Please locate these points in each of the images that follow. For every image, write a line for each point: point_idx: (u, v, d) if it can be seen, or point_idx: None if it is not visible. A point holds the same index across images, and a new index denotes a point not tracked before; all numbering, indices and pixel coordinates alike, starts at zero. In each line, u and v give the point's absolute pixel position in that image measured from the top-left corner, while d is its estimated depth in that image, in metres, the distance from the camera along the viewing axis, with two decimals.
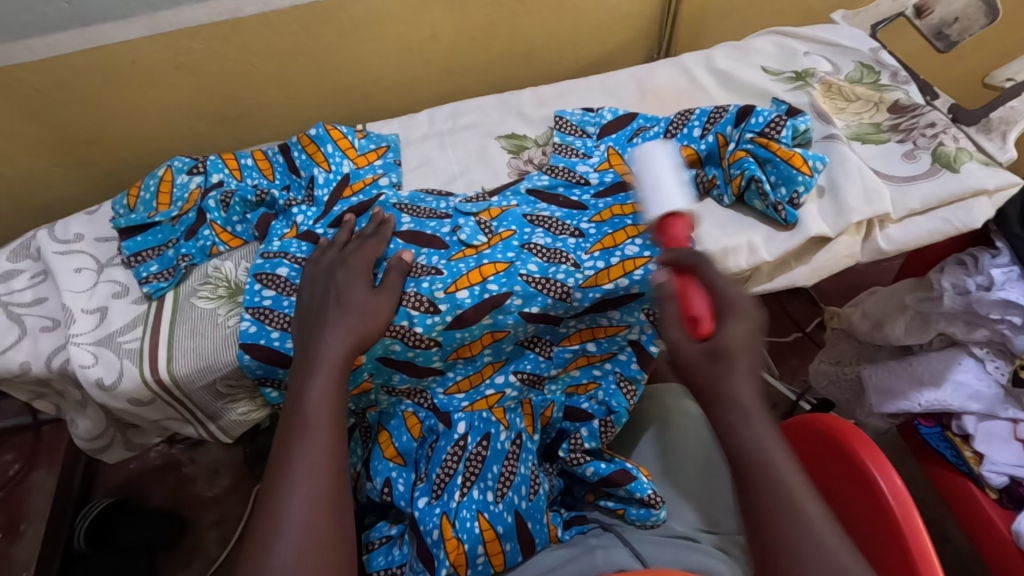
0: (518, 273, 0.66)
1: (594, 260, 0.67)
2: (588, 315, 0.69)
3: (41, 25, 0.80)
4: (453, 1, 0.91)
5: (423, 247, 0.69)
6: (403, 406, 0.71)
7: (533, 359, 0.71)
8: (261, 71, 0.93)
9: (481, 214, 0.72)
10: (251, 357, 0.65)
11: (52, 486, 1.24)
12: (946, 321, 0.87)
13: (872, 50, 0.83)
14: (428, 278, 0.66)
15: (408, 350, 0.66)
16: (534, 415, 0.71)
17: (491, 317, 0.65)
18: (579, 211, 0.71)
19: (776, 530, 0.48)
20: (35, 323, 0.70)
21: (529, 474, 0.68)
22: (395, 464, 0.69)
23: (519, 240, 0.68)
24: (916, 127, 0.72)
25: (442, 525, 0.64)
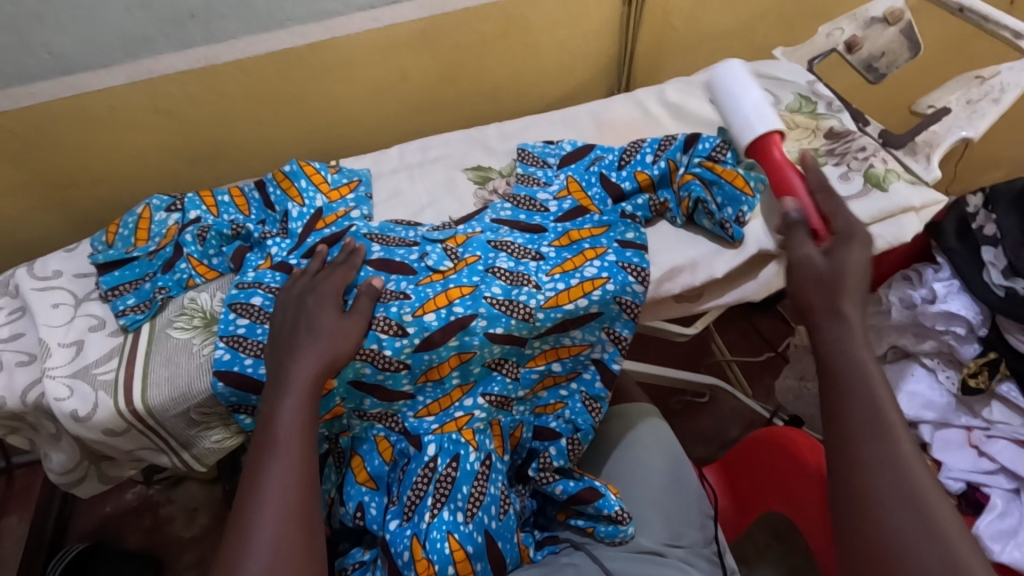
0: (482, 296, 0.69)
1: (554, 281, 0.70)
2: (552, 335, 0.71)
3: (23, 75, 0.84)
4: (421, 46, 0.98)
5: (392, 274, 0.72)
6: (374, 430, 0.72)
7: (500, 381, 0.73)
8: (238, 112, 0.97)
9: (447, 241, 0.75)
10: (224, 385, 0.67)
11: (23, 532, 1.22)
12: (897, 334, 0.91)
13: (809, 83, 0.89)
14: (396, 303, 0.69)
15: (377, 373, 0.68)
16: (502, 434, 0.73)
17: (458, 338, 0.68)
18: (540, 236, 0.75)
19: (864, 449, 0.57)
20: (11, 358, 0.72)
21: (499, 494, 0.69)
22: (368, 488, 0.70)
23: (484, 264, 0.72)
24: (849, 151, 0.78)
25: (412, 546, 0.65)
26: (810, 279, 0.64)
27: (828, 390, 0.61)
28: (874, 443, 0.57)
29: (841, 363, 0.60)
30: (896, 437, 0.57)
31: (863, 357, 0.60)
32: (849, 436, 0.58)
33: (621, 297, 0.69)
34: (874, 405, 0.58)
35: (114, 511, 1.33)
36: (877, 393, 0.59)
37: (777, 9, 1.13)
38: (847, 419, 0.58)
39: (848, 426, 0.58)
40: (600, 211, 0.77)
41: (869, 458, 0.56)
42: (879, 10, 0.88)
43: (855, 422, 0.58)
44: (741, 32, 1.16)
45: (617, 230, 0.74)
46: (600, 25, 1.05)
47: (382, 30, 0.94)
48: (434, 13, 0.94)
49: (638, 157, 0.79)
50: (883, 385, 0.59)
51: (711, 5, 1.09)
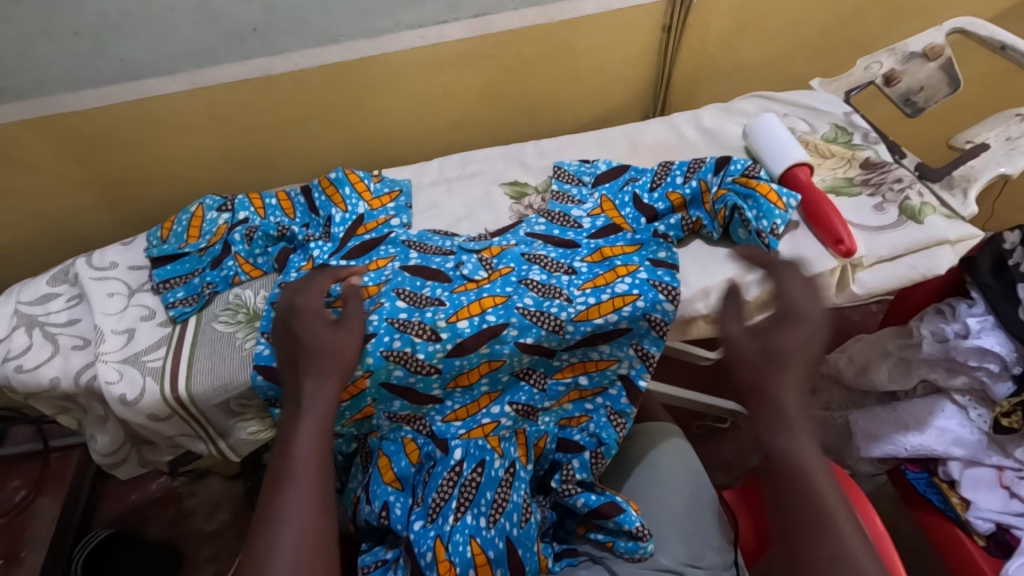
0: (515, 306, 0.71)
1: (585, 295, 0.71)
2: (579, 348, 0.73)
3: (95, 78, 0.90)
4: (465, 65, 1.01)
5: (427, 280, 0.75)
6: (402, 432, 0.74)
7: (527, 391, 0.74)
8: (287, 121, 1.02)
9: (483, 252, 0.78)
10: (262, 378, 0.69)
11: (54, 515, 1.29)
12: (927, 368, 0.90)
13: (845, 114, 0.90)
14: (432, 308, 0.71)
15: (409, 375, 0.70)
16: (527, 442, 0.74)
17: (489, 346, 0.70)
18: (573, 251, 0.77)
19: (819, 541, 0.52)
20: (68, 342, 0.76)
21: (521, 503, 0.70)
22: (393, 489, 0.71)
23: (517, 276, 0.74)
24: (884, 182, 0.79)
25: (435, 547, 0.67)
26: (741, 360, 0.58)
27: (771, 477, 0.55)
28: (830, 532, 0.52)
29: (784, 450, 0.54)
30: (842, 532, 0.52)
31: (804, 441, 0.55)
32: (795, 531, 0.53)
33: (652, 313, 0.70)
34: (817, 495, 0.53)
35: (139, 500, 1.37)
36: (819, 483, 0.53)
37: (816, 41, 1.15)
38: (791, 509, 0.53)
39: (795, 521, 0.53)
40: (633, 228, 0.79)
41: (818, 557, 0.51)
42: (919, 45, 0.89)
43: (804, 514, 0.52)
44: (778, 63, 1.17)
45: (650, 248, 0.76)
46: (639, 51, 1.08)
47: (429, 48, 0.98)
48: (479, 34, 0.98)
49: (667, 180, 0.81)
50: (822, 468, 0.54)
51: (749, 35, 1.11)
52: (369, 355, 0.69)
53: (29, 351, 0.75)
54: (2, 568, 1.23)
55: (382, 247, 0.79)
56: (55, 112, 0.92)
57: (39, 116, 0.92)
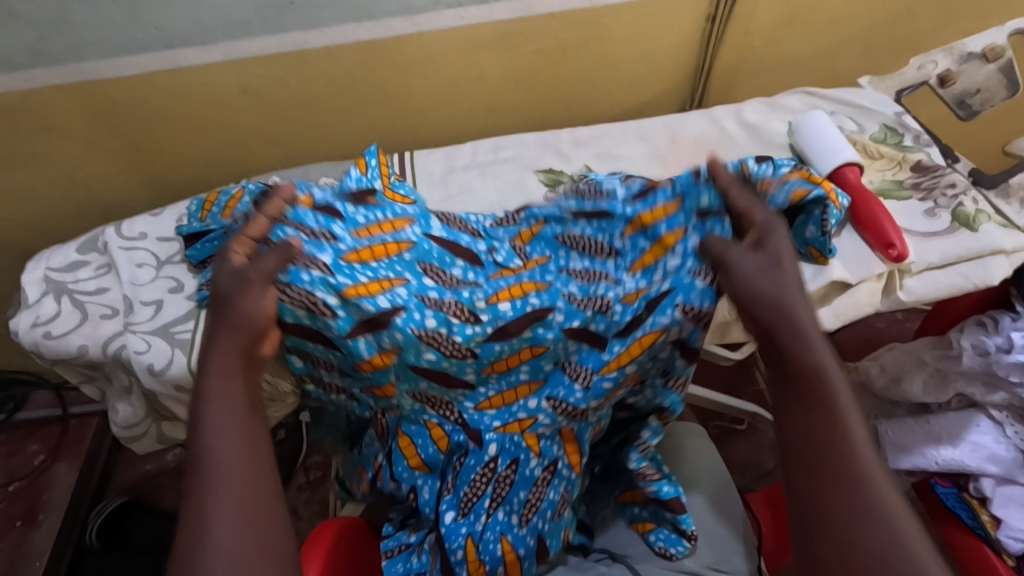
0: (559, 291, 0.69)
1: (636, 279, 0.66)
2: (627, 334, 0.64)
3: (129, 46, 0.89)
4: (502, 47, 0.99)
5: (459, 259, 0.72)
6: (426, 416, 0.70)
7: (567, 386, 0.68)
8: (319, 98, 1.01)
9: (514, 239, 0.75)
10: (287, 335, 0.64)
11: (71, 479, 1.31)
12: (965, 381, 0.87)
13: (896, 114, 0.86)
14: (468, 290, 0.69)
15: (442, 359, 0.66)
16: (577, 442, 0.71)
17: (531, 330, 0.67)
18: (609, 223, 0.69)
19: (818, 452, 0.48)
20: (97, 310, 0.76)
21: (556, 500, 0.70)
22: (420, 473, 0.71)
23: (555, 265, 0.72)
24: (937, 187, 0.76)
25: (466, 545, 0.67)
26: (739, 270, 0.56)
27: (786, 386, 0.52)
28: (836, 474, 0.47)
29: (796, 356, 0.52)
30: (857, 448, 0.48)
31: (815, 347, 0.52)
32: (807, 439, 0.49)
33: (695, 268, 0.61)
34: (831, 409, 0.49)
35: (154, 469, 1.39)
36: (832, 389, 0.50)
37: (864, 38, 1.10)
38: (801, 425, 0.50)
39: (802, 433, 0.50)
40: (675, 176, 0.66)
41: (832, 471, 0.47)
42: (978, 46, 0.85)
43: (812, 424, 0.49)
44: (824, 60, 1.13)
45: (691, 202, 0.64)
46: (681, 41, 1.05)
47: (466, 28, 0.95)
48: (519, 16, 0.95)
49: None
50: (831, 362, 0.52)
51: (796, 30, 1.07)
52: (398, 331, 0.64)
53: (58, 318, 0.75)
54: (21, 529, 1.25)
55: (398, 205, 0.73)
56: (87, 80, 0.92)
57: (73, 82, 0.92)
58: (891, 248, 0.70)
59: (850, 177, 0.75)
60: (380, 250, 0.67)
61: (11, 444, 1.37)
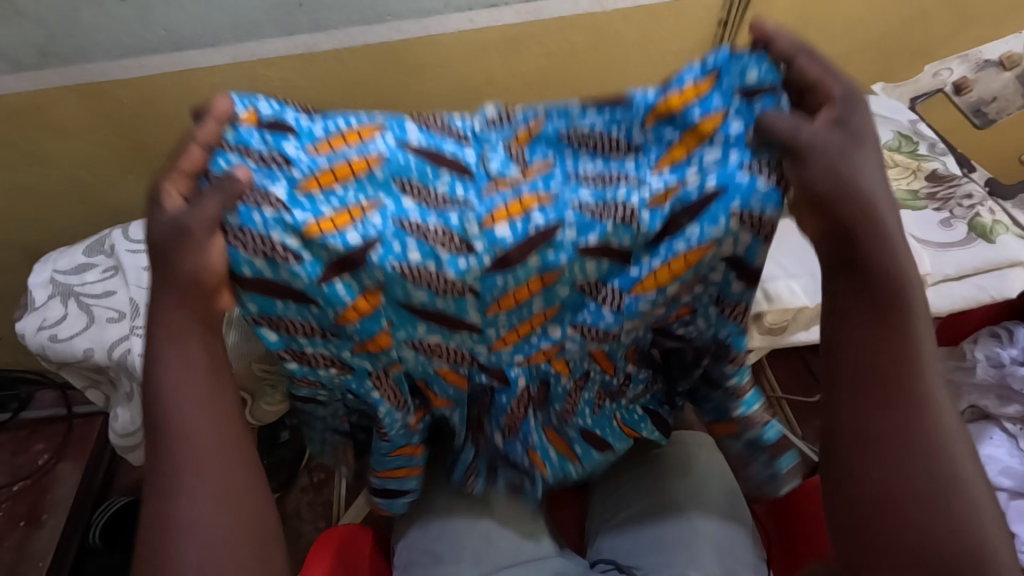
0: (568, 204, 0.57)
1: (662, 176, 0.57)
2: (662, 243, 0.56)
3: (139, 47, 0.88)
4: (511, 50, 0.98)
5: (442, 169, 0.58)
6: (434, 364, 0.66)
7: (595, 310, 0.61)
8: (327, 100, 1.00)
9: (511, 141, 0.61)
10: (247, 294, 0.58)
11: (76, 479, 1.31)
12: (979, 394, 0.87)
13: (911, 122, 0.85)
14: (457, 211, 0.57)
15: (436, 298, 0.59)
16: (609, 359, 0.68)
17: (540, 255, 0.57)
18: (624, 109, 0.58)
19: (876, 356, 0.50)
20: (103, 314, 0.75)
21: (592, 399, 0.71)
22: (449, 407, 0.72)
23: (562, 170, 0.60)
24: (952, 196, 0.75)
25: (527, 450, 0.74)
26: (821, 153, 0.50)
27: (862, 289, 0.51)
28: (897, 395, 0.48)
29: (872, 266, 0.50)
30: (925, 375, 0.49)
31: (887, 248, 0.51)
32: (867, 358, 0.50)
33: (746, 161, 0.53)
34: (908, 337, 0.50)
35: None
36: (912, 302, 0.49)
37: (878, 43, 1.09)
38: (877, 347, 0.50)
39: (861, 354, 0.50)
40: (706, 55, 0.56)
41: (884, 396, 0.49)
42: None
43: (879, 342, 0.49)
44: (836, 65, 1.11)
45: (731, 70, 0.54)
46: (692, 45, 1.04)
47: (476, 32, 0.95)
48: (529, 19, 0.95)
49: None
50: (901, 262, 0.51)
51: (809, 35, 1.06)
52: (377, 268, 0.56)
53: (65, 321, 0.75)
54: (25, 529, 1.26)
55: (365, 113, 0.60)
56: (96, 81, 0.91)
57: (82, 83, 0.91)
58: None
59: None
60: (343, 173, 0.57)
61: (16, 443, 1.38)
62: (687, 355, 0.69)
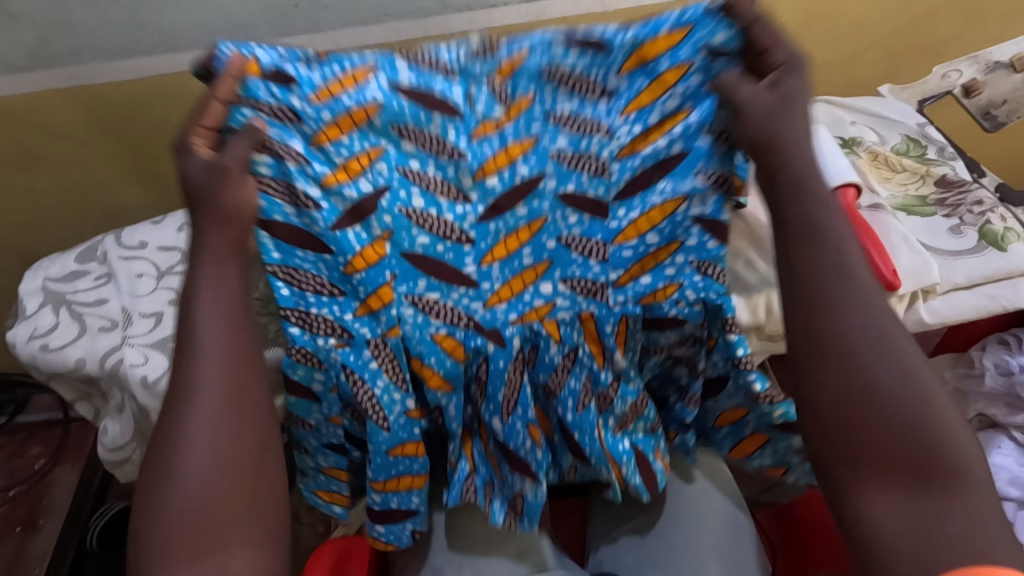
0: (547, 151, 0.58)
1: (629, 124, 0.58)
2: (636, 196, 0.60)
3: (132, 49, 0.87)
4: None
5: (433, 112, 0.57)
6: (431, 327, 0.62)
7: (582, 265, 0.61)
8: None
9: (494, 74, 0.58)
10: (271, 237, 0.58)
11: (73, 483, 1.30)
12: (986, 402, 0.85)
13: (919, 125, 0.84)
14: (451, 163, 0.59)
15: (437, 243, 0.60)
16: (598, 332, 0.63)
17: (526, 205, 0.60)
18: (603, 58, 0.57)
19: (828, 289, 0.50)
20: (95, 323, 0.74)
21: (578, 389, 0.64)
22: (444, 392, 0.64)
23: (541, 107, 0.58)
24: (961, 203, 0.73)
25: (530, 432, 0.64)
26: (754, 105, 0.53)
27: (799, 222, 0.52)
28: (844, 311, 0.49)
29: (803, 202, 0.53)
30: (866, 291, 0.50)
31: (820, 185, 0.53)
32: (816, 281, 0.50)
33: (706, 123, 0.57)
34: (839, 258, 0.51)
35: None
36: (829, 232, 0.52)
37: (886, 44, 1.07)
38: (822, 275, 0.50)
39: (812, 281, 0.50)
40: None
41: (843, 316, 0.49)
42: None
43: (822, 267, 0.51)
44: (842, 66, 1.09)
45: (700, 28, 0.55)
46: None
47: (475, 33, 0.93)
48: (530, 21, 0.93)
49: None
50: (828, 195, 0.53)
51: (814, 35, 1.04)
52: (386, 213, 0.59)
53: (56, 330, 0.74)
54: (21, 534, 1.24)
55: (355, 53, 0.57)
56: (88, 82, 0.90)
57: (74, 86, 0.90)
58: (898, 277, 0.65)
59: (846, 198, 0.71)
60: (347, 125, 0.56)
61: (13, 447, 1.36)
62: (680, 375, 0.69)
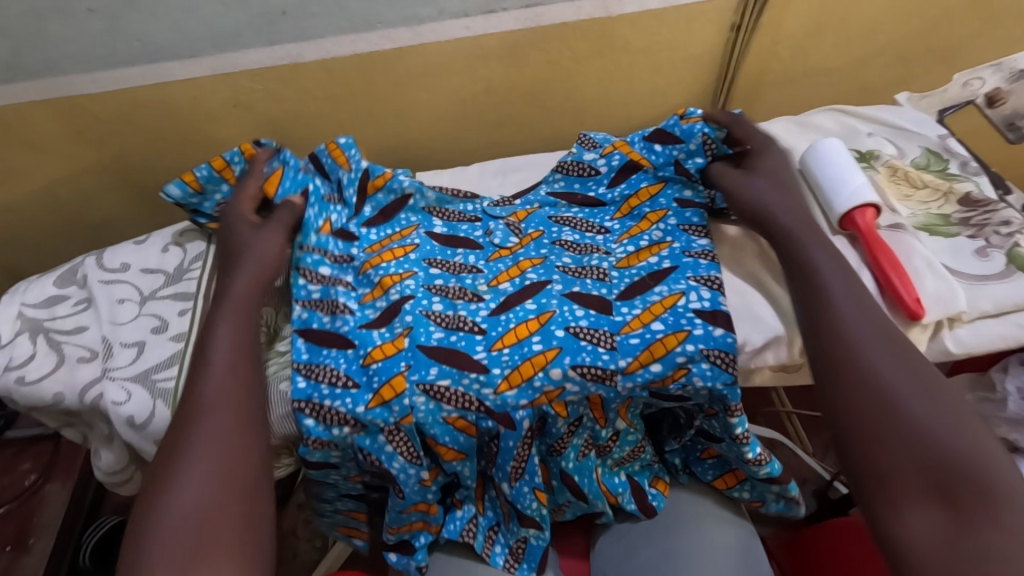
0: (553, 265, 0.73)
1: (623, 246, 0.75)
2: (636, 297, 0.68)
3: (111, 59, 0.82)
4: (509, 58, 0.92)
5: (458, 248, 0.77)
6: (443, 411, 0.64)
7: (592, 352, 0.64)
8: (316, 113, 0.94)
9: (510, 217, 0.80)
10: (304, 342, 0.68)
11: (64, 499, 1.27)
12: (1008, 427, 0.78)
13: (940, 137, 0.79)
14: (471, 275, 0.73)
15: (450, 334, 0.67)
16: (604, 407, 0.66)
17: (535, 300, 0.69)
18: (600, 210, 0.80)
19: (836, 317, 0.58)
20: (74, 353, 0.70)
21: (582, 445, 0.69)
22: (457, 460, 0.67)
23: (550, 237, 0.77)
24: (988, 222, 0.69)
25: (535, 496, 0.69)
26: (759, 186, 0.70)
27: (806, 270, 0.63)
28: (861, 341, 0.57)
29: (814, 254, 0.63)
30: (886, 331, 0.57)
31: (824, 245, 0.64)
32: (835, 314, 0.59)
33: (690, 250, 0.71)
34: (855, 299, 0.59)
35: None
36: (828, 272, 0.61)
37: (900, 47, 1.02)
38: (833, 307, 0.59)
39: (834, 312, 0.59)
40: (653, 163, 0.77)
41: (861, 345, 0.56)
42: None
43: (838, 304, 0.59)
44: (854, 70, 1.05)
45: (672, 186, 0.77)
46: (703, 51, 0.98)
47: (472, 39, 0.89)
48: (531, 26, 0.89)
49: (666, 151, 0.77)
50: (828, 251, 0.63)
51: (826, 38, 0.99)
52: (408, 314, 0.68)
53: (33, 361, 0.70)
54: (10, 554, 1.20)
55: (402, 218, 0.81)
56: (67, 94, 0.85)
57: (52, 97, 0.85)
58: (919, 304, 0.62)
59: (864, 220, 0.68)
60: (387, 257, 0.75)
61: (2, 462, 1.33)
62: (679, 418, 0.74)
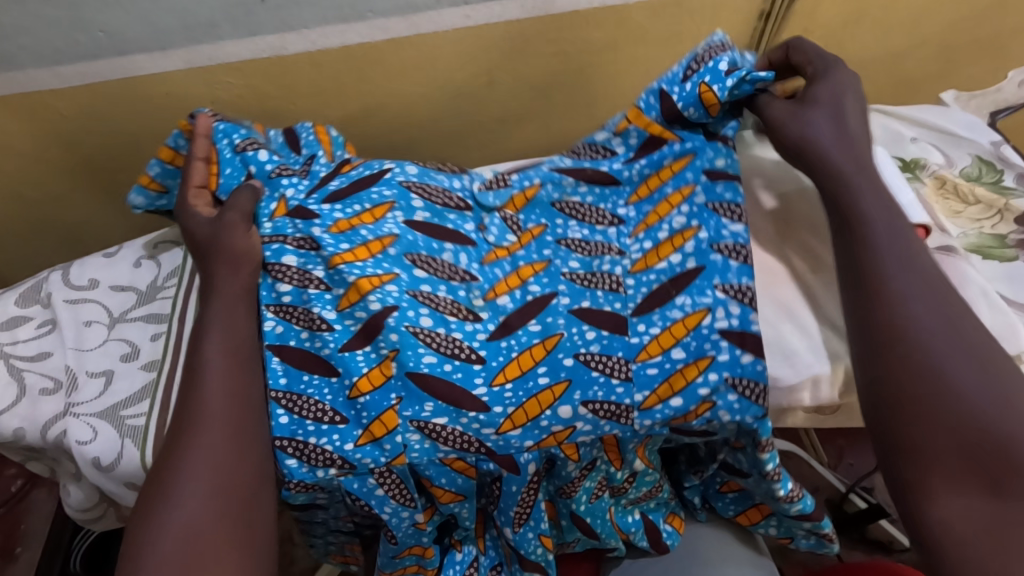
0: (559, 273, 0.65)
1: (639, 242, 0.66)
2: (655, 311, 0.61)
3: (73, 53, 0.74)
4: (514, 49, 0.84)
5: (444, 242, 0.66)
6: (438, 453, 0.58)
7: (604, 385, 0.58)
8: (303, 109, 0.87)
9: (506, 207, 0.70)
10: (280, 362, 0.60)
11: None
12: None
13: (993, 143, 0.72)
14: (465, 286, 0.64)
15: (444, 360, 0.59)
16: (620, 449, 0.61)
17: (539, 320, 0.62)
18: (614, 190, 0.69)
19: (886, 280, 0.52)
20: (35, 383, 0.64)
21: (593, 486, 0.63)
22: (455, 501, 0.62)
23: (551, 236, 0.68)
24: None
25: (542, 542, 0.64)
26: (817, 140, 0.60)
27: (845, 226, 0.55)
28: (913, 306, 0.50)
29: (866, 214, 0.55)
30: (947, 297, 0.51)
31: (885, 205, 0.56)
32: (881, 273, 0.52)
33: (720, 245, 0.61)
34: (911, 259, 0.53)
35: None
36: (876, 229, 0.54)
37: (942, 38, 0.94)
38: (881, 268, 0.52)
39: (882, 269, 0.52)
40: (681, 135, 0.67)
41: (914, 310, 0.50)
42: None
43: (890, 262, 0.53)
44: (891, 63, 0.96)
45: (704, 156, 0.66)
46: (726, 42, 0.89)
47: (473, 29, 0.80)
48: (538, 15, 0.80)
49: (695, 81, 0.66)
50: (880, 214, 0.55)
51: (863, 29, 0.90)
52: (392, 332, 0.59)
53: None
54: None
55: (374, 193, 0.67)
56: (28, 90, 0.78)
57: (12, 93, 0.78)
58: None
59: None
60: (361, 253, 0.62)
61: None
62: (699, 450, 0.67)
